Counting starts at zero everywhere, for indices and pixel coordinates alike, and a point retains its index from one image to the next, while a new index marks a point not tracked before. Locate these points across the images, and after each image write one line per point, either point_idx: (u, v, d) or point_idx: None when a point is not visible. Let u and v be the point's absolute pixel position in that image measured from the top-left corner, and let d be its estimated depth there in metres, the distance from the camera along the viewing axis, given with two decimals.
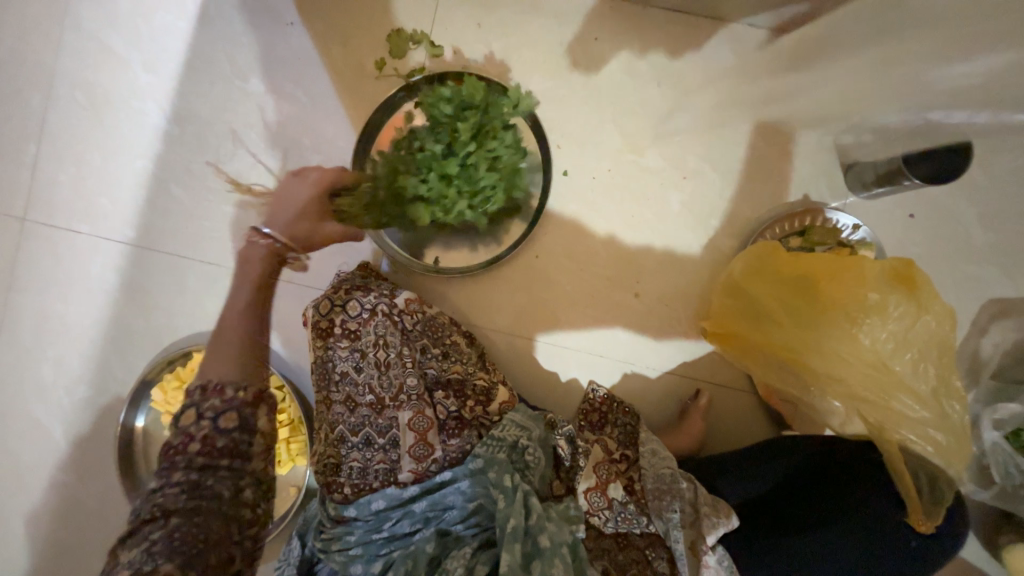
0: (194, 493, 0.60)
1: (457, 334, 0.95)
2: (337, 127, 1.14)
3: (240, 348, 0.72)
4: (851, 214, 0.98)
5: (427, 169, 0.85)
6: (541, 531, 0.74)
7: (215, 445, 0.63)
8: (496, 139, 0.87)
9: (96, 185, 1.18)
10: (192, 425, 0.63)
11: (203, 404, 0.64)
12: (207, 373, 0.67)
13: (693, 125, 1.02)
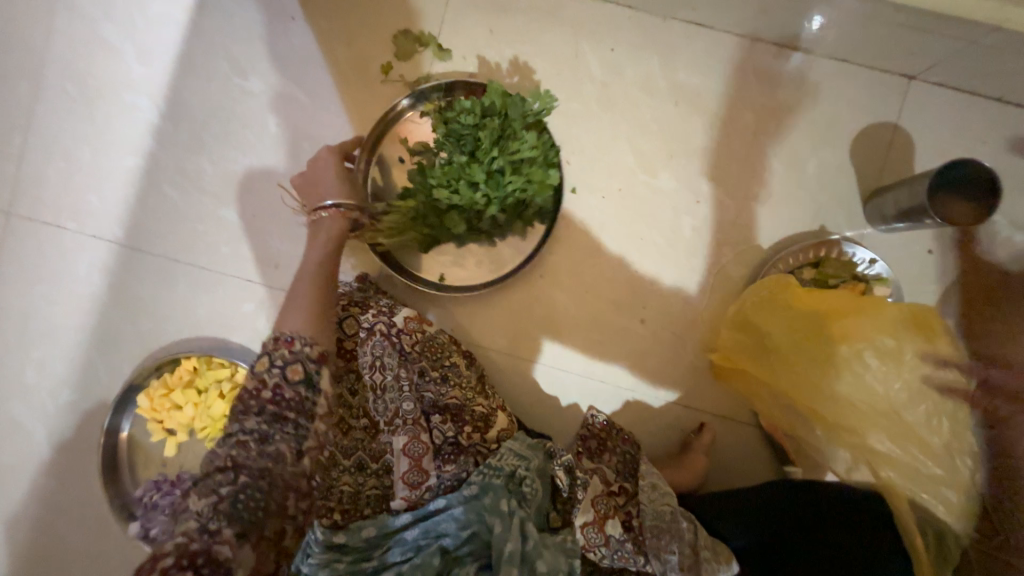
0: (262, 448, 0.62)
1: (456, 355, 0.91)
2: (337, 130, 1.09)
3: (315, 300, 0.77)
4: (870, 247, 0.93)
5: (456, 180, 0.85)
6: (538, 556, 0.75)
7: (284, 396, 0.66)
8: (518, 141, 0.86)
9: (86, 181, 1.14)
10: (265, 371, 0.66)
11: (275, 352, 0.68)
12: (284, 324, 0.72)
13: (709, 147, 0.98)
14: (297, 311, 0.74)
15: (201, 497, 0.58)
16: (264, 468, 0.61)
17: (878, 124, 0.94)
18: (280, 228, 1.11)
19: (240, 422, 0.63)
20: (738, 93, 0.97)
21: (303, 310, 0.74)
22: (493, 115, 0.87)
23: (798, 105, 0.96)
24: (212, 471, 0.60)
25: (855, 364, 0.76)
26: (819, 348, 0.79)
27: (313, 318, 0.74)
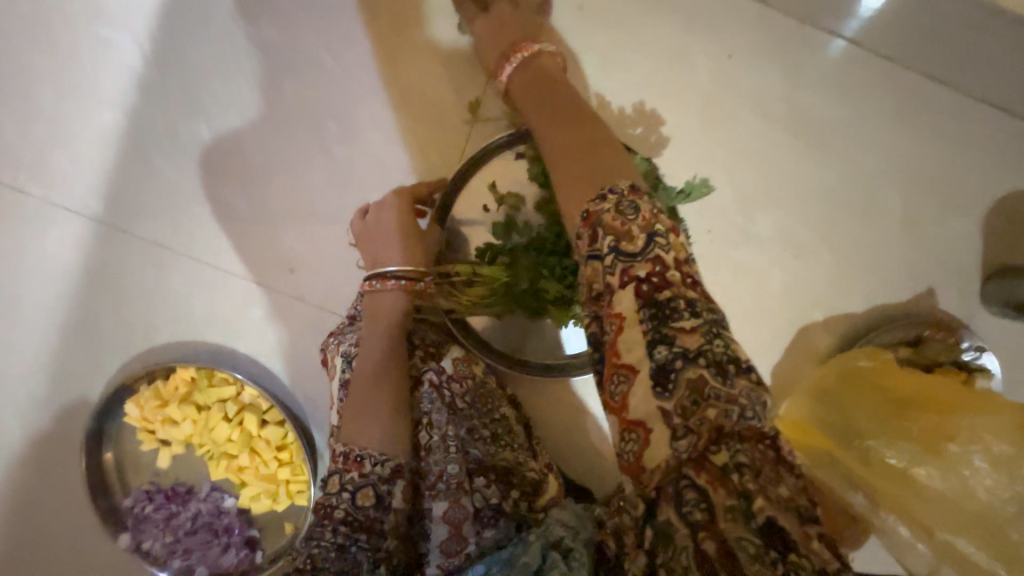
0: (339, 558, 0.65)
1: (505, 405, 0.84)
2: (373, 110, 0.88)
3: (386, 405, 0.72)
4: (978, 331, 0.82)
5: (574, 272, 0.75)
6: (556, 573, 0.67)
7: (355, 518, 0.67)
8: None
9: (52, 136, 0.91)
10: (336, 496, 0.68)
11: (346, 475, 0.68)
12: (355, 440, 0.70)
13: (819, 191, 0.83)
14: (372, 420, 0.71)
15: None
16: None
17: (1017, 191, 0.81)
18: (293, 223, 0.92)
19: (318, 535, 0.65)
20: (865, 131, 0.82)
21: (381, 418, 0.71)
22: None
23: (932, 155, 0.81)
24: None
25: (964, 465, 0.65)
26: (925, 436, 0.68)
27: (392, 428, 0.71)
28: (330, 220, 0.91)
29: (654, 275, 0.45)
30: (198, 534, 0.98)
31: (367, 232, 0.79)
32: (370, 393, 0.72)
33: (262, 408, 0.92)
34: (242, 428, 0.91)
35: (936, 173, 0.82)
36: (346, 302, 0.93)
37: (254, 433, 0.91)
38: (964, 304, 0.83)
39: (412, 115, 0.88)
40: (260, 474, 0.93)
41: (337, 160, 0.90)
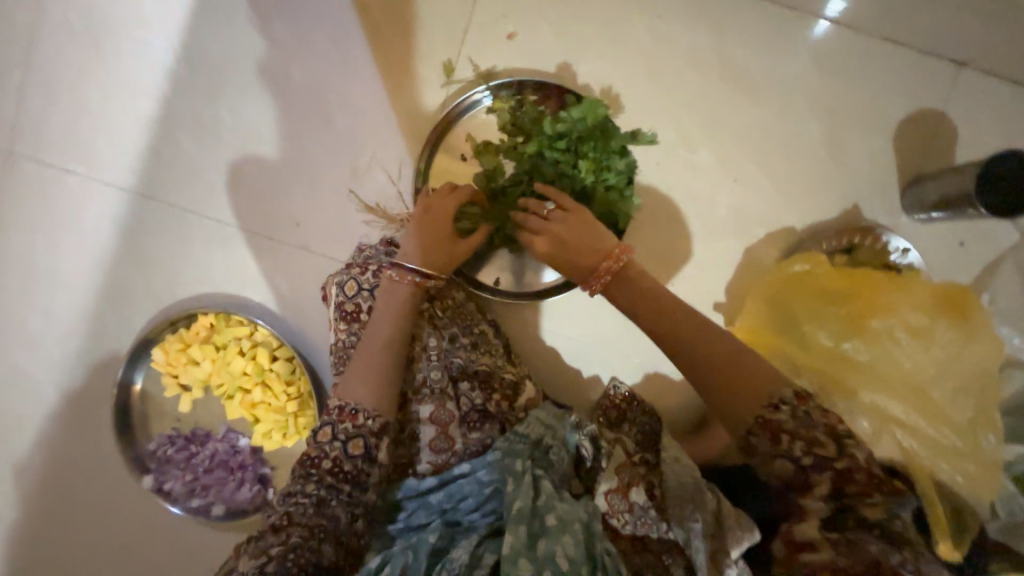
0: (319, 510, 0.71)
1: (484, 323, 0.92)
2: (365, 84, 1.04)
3: (379, 364, 0.79)
4: (902, 236, 0.92)
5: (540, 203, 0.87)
6: (549, 508, 0.70)
7: (342, 467, 0.74)
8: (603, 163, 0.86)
9: (97, 124, 1.08)
10: (327, 444, 0.74)
11: (338, 425, 0.75)
12: (347, 395, 0.77)
13: (749, 125, 0.96)
14: (369, 377, 0.78)
15: (251, 557, 0.65)
16: (315, 528, 0.69)
17: (923, 112, 0.93)
18: (300, 185, 1.06)
19: (302, 485, 0.73)
20: (785, 72, 0.95)
21: (376, 377, 0.78)
22: (578, 132, 0.86)
23: (845, 88, 0.94)
24: (267, 532, 0.68)
25: (886, 339, 0.77)
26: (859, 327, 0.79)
27: (387, 391, 0.78)
28: (332, 180, 1.05)
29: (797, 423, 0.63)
30: (216, 471, 1.07)
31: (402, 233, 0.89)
32: (370, 356, 0.79)
33: (272, 345, 1.03)
34: (256, 362, 1.02)
35: (848, 102, 0.94)
36: (346, 251, 1.06)
37: (266, 366, 1.02)
38: (887, 214, 0.94)
39: (398, 85, 1.03)
40: (272, 408, 1.03)
41: (338, 130, 1.05)
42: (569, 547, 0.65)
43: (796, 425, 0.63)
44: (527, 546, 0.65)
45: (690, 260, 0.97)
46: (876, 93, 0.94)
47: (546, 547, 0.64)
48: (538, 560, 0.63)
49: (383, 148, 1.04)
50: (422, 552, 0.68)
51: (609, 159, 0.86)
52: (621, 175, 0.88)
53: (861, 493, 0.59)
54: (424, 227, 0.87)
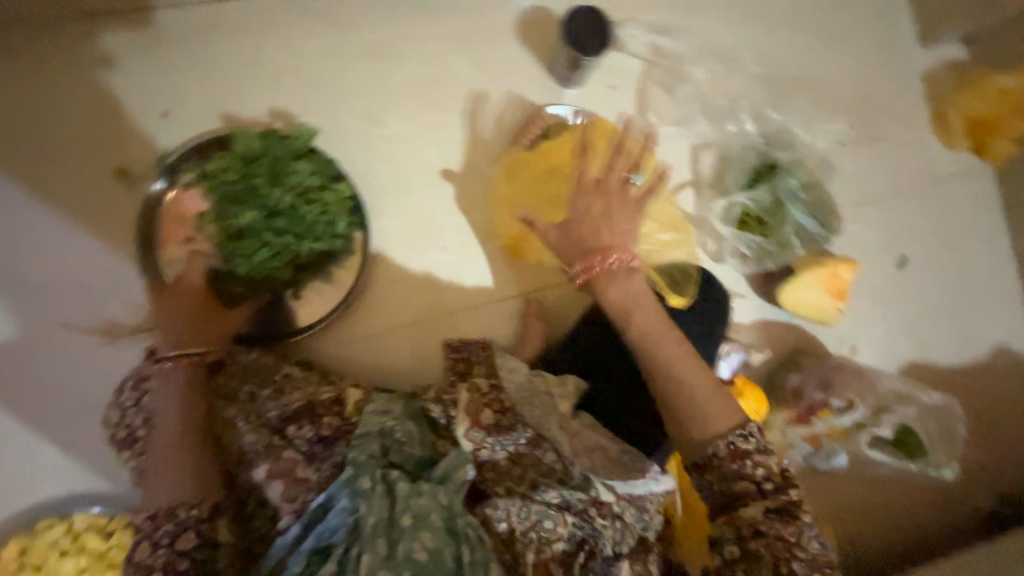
0: None
1: (291, 367, 0.91)
2: (42, 226, 0.96)
3: (177, 452, 0.76)
4: (569, 104, 1.11)
5: (260, 235, 0.89)
6: (405, 510, 0.73)
7: (180, 568, 0.70)
8: (294, 173, 0.91)
9: None
10: (152, 557, 0.71)
11: (157, 531, 0.71)
12: (158, 500, 0.73)
13: (413, 83, 1.08)
14: (170, 477, 0.74)
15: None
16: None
17: (527, 11, 1.12)
18: (31, 356, 0.95)
19: None
20: (414, 32, 1.09)
21: (179, 472, 0.74)
22: (257, 160, 0.90)
23: (465, 21, 1.10)
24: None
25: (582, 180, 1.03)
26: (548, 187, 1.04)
27: (196, 476, 0.75)
28: (64, 333, 0.96)
29: (768, 481, 0.72)
30: None
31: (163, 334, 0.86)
32: (167, 459, 0.75)
33: (102, 524, 0.93)
34: (88, 551, 0.90)
35: (473, 28, 1.10)
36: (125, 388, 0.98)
37: (103, 546, 0.91)
38: (552, 93, 1.12)
39: (79, 212, 0.97)
40: None
41: (39, 286, 0.96)
42: (427, 540, 0.71)
43: (759, 458, 0.72)
44: (385, 556, 0.70)
45: (437, 211, 1.07)
46: (488, 11, 1.11)
47: (404, 548, 0.70)
48: (397, 565, 0.69)
49: (97, 275, 0.97)
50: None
51: (295, 170, 0.91)
52: (318, 178, 0.93)
53: (790, 501, 0.71)
54: (180, 323, 0.86)
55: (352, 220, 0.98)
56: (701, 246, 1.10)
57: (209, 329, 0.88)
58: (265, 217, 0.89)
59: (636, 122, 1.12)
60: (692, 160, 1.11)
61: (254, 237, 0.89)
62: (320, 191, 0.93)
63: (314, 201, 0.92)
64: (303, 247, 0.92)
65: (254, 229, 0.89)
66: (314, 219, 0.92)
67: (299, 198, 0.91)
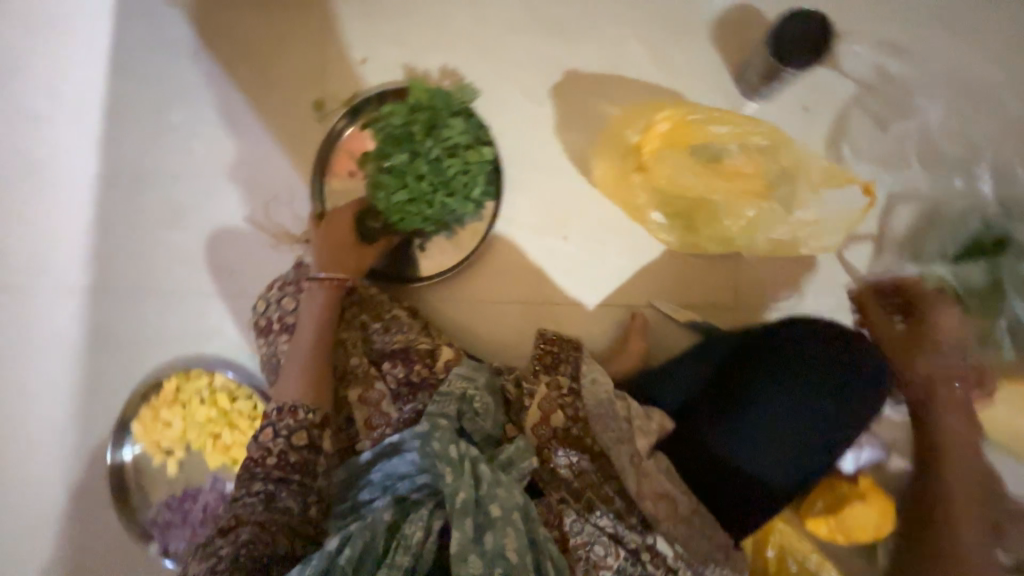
0: (272, 504, 0.77)
1: (399, 309, 0.98)
2: (255, 139, 1.16)
3: (306, 360, 0.86)
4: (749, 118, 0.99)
5: (403, 177, 0.94)
6: (491, 499, 0.73)
7: (289, 460, 0.80)
8: (448, 128, 0.95)
9: (43, 244, 1.22)
10: (270, 442, 0.80)
11: (279, 423, 0.81)
12: (282, 396, 0.84)
13: (586, 67, 1.05)
14: (300, 377, 0.85)
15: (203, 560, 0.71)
16: (267, 521, 0.75)
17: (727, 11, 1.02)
18: (225, 240, 1.18)
19: (248, 486, 0.78)
20: (600, 15, 1.05)
21: (309, 376, 0.85)
22: (421, 110, 0.95)
23: (657, 11, 1.04)
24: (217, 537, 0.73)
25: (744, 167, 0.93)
26: (676, 194, 0.93)
27: (321, 385, 0.85)
28: (251, 229, 1.17)
29: None
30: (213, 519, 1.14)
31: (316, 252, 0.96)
32: (301, 363, 0.86)
33: (232, 387, 1.13)
34: (217, 406, 1.11)
35: (665, 20, 1.03)
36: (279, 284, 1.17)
37: (228, 407, 1.11)
38: (731, 102, 1.01)
39: (281, 133, 1.16)
40: (243, 444, 1.11)
41: (240, 186, 1.17)
42: (513, 540, 0.71)
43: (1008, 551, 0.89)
44: (473, 540, 0.71)
45: (572, 202, 1.05)
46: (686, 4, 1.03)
47: (491, 538, 0.71)
48: (486, 557, 0.70)
49: (282, 189, 1.16)
50: (380, 533, 0.74)
51: (451, 126, 0.95)
52: (467, 138, 0.97)
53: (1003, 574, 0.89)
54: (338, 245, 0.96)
55: (486, 187, 1.01)
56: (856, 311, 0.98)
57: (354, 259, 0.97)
58: (413, 163, 0.94)
59: (821, 155, 0.97)
60: (883, 217, 0.96)
61: (399, 178, 0.95)
62: (465, 150, 0.96)
63: (458, 157, 0.96)
64: (438, 199, 0.95)
65: (402, 171, 0.94)
66: (454, 174, 0.95)
67: (446, 153, 0.95)
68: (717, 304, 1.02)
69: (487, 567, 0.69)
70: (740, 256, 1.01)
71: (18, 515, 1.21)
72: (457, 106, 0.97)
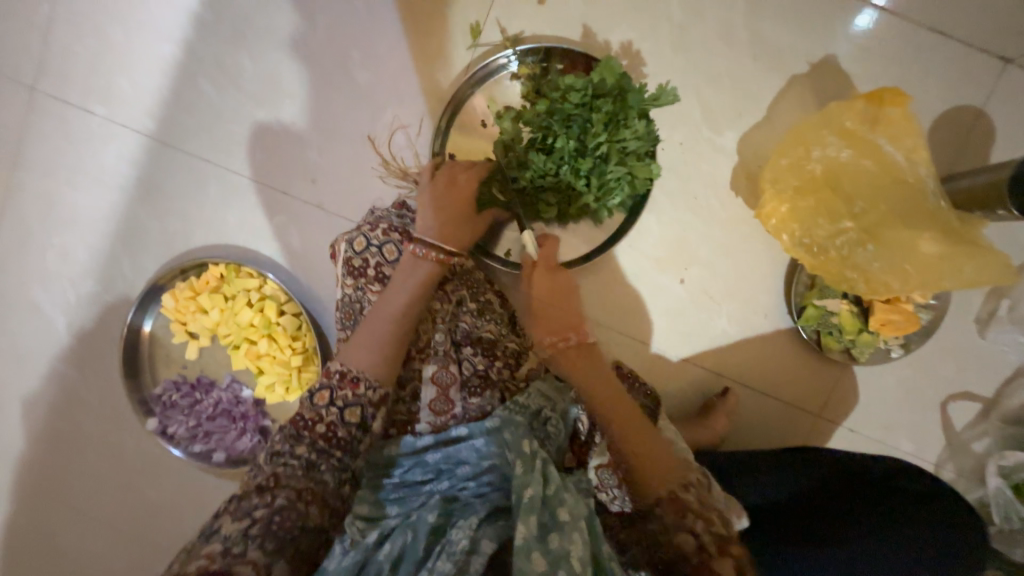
0: (308, 471, 0.72)
1: (491, 293, 0.93)
2: (390, 43, 1.02)
3: (385, 334, 0.80)
4: None
5: (559, 163, 0.85)
6: (560, 504, 0.68)
7: (336, 432, 0.75)
8: (627, 129, 0.84)
9: (118, 64, 1.07)
10: (324, 407, 0.75)
11: (338, 391, 0.75)
12: (349, 362, 0.78)
13: (781, 109, 0.92)
14: (372, 347, 0.79)
15: (235, 520, 0.66)
16: (303, 492, 0.69)
17: (962, 107, 0.89)
18: (321, 140, 1.05)
19: (292, 446, 0.73)
20: (822, 56, 0.91)
21: (381, 349, 0.79)
22: (604, 97, 0.84)
23: (884, 78, 0.90)
24: (251, 493, 0.68)
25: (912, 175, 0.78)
26: (821, 266, 0.81)
27: (389, 362, 0.79)
28: (351, 139, 1.05)
29: None
30: (218, 419, 1.08)
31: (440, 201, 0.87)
32: (377, 332, 0.79)
33: (281, 300, 1.04)
34: (263, 314, 1.03)
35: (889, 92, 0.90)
36: (360, 210, 1.06)
37: (273, 319, 1.03)
38: None
39: (422, 46, 1.02)
40: (277, 360, 1.04)
41: (358, 87, 1.04)
42: (580, 547, 0.63)
43: None
44: (539, 539, 0.63)
45: (704, 248, 0.96)
46: (919, 84, 0.90)
47: (560, 544, 0.63)
48: (551, 556, 0.61)
49: (403, 110, 1.03)
50: (422, 534, 0.70)
51: (630, 128, 0.84)
52: (641, 146, 0.86)
53: None
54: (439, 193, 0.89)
55: (630, 203, 0.93)
56: (935, 465, 0.95)
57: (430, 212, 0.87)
58: (573, 151, 0.85)
59: (977, 301, 0.91)
60: (1003, 386, 0.92)
61: (552, 161, 0.85)
62: (632, 158, 0.87)
63: (622, 163, 0.86)
64: (584, 199, 0.87)
65: (558, 155, 0.85)
66: (611, 178, 0.87)
67: (613, 155, 0.85)
68: (802, 406, 0.96)
69: (553, 567, 0.60)
70: (846, 369, 0.94)
71: (17, 339, 1.14)
72: (643, 105, 0.84)
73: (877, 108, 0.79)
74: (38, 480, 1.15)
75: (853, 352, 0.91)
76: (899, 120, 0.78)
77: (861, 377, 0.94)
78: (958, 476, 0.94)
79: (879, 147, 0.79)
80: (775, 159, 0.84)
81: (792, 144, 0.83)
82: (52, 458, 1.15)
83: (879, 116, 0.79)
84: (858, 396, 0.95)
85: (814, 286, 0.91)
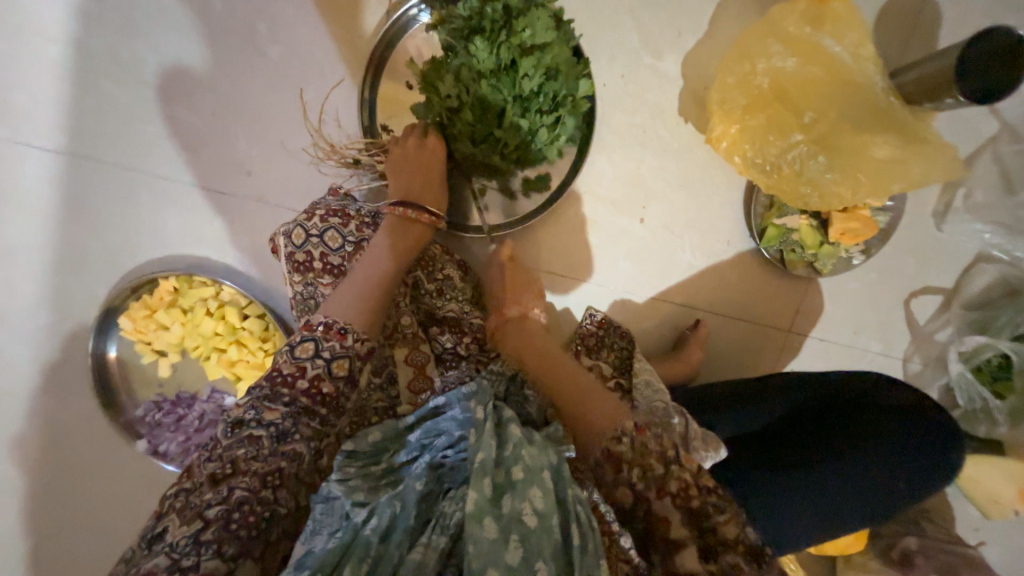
0: (277, 447, 0.65)
1: (450, 267, 0.90)
2: (298, 7, 0.94)
3: (369, 290, 0.75)
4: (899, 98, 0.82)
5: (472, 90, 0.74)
6: (515, 461, 0.62)
7: (320, 389, 0.69)
8: (528, 26, 0.72)
9: (5, 76, 0.96)
10: (308, 360, 0.69)
11: (325, 342, 0.70)
12: (333, 312, 0.72)
13: (722, 22, 0.87)
14: (354, 298, 0.74)
15: (183, 523, 0.58)
16: (267, 476, 0.63)
17: None
18: (246, 129, 0.98)
19: (260, 415, 0.66)
20: None
21: (365, 301, 0.74)
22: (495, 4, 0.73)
23: None
24: (202, 487, 0.61)
25: (857, 75, 0.77)
26: (776, 184, 0.80)
27: (379, 317, 0.75)
28: (277, 121, 0.98)
29: None
30: (206, 430, 1.07)
31: (403, 157, 0.81)
32: (363, 286, 0.75)
33: (242, 303, 1.02)
34: (225, 321, 1.02)
35: None
36: (303, 196, 1.01)
37: (236, 324, 1.02)
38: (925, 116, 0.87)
39: (335, 8, 0.93)
40: (251, 364, 1.03)
41: (273, 63, 0.96)
42: (539, 500, 0.58)
43: None
44: (492, 501, 0.59)
45: (661, 181, 0.93)
46: None
47: (513, 505, 0.58)
48: (504, 518, 0.57)
49: (327, 83, 0.96)
50: (410, 502, 0.63)
51: (530, 18, 0.72)
52: (552, 37, 0.74)
53: None
54: (401, 159, 0.81)
55: (575, 131, 0.85)
56: (904, 359, 0.98)
57: (423, 177, 0.81)
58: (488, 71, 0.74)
59: (933, 195, 0.91)
60: (963, 275, 0.94)
61: (458, 86, 0.75)
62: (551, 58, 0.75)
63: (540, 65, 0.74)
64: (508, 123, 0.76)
65: (463, 80, 0.74)
66: (530, 89, 0.75)
67: (526, 61, 0.73)
68: (772, 324, 0.97)
69: (503, 533, 0.56)
70: (811, 281, 0.96)
71: None
72: None
73: (819, 8, 0.76)
74: (37, 519, 1.14)
75: (816, 265, 0.91)
76: (843, 17, 0.75)
77: (828, 288, 0.96)
78: (925, 366, 0.98)
79: (822, 49, 0.76)
80: (720, 78, 0.80)
81: (736, 60, 0.79)
82: (47, 497, 1.13)
83: (823, 12, 0.76)
84: (828, 307, 0.96)
85: (772, 205, 0.90)
